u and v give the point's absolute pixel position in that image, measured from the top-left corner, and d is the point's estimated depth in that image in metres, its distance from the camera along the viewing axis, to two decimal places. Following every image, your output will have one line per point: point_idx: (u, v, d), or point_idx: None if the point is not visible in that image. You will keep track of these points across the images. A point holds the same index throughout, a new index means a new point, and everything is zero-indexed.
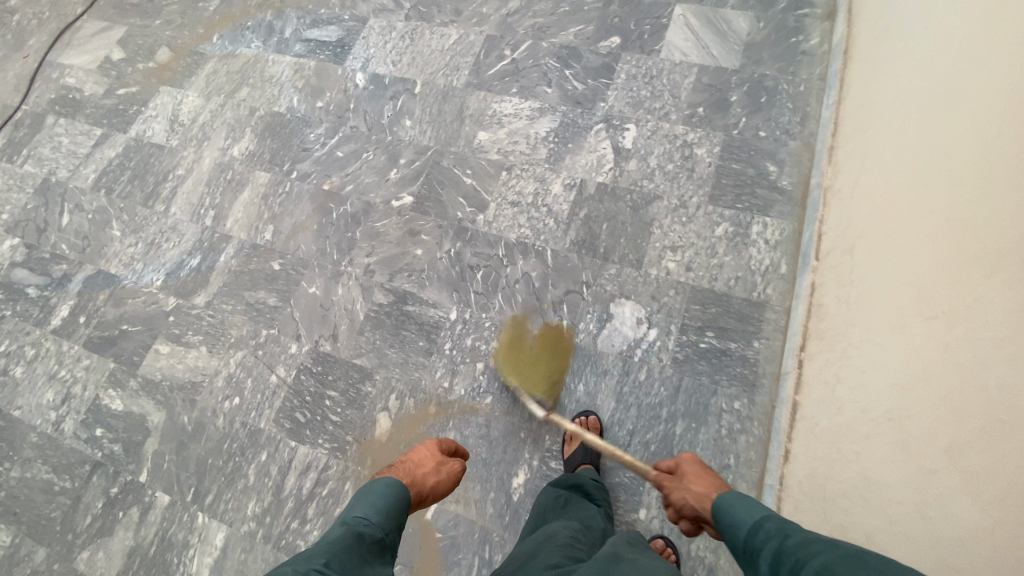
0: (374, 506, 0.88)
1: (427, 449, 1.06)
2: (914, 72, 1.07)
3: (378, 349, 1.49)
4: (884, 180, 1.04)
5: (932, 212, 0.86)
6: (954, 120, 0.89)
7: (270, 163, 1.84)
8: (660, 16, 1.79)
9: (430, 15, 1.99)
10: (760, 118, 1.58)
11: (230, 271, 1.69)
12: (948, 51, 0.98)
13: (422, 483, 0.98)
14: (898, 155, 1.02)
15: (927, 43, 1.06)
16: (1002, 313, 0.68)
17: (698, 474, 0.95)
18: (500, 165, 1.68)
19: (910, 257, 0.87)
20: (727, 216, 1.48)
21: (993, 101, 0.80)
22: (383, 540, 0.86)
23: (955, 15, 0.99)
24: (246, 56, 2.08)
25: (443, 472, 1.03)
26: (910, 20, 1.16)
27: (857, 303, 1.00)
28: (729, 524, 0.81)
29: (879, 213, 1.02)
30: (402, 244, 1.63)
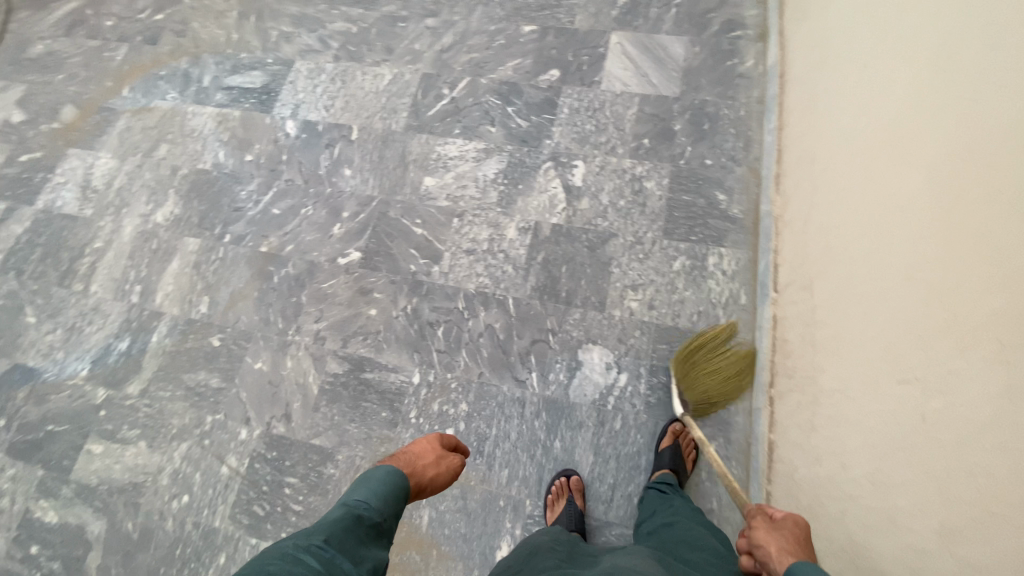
0: (373, 491, 0.92)
1: (430, 442, 1.08)
2: (856, 102, 1.05)
3: (337, 426, 1.40)
4: (841, 216, 1.01)
5: (892, 260, 0.83)
6: (899, 162, 0.86)
7: (199, 228, 1.70)
8: (597, 45, 1.77)
9: (361, 55, 1.90)
10: (705, 145, 1.58)
11: (166, 353, 1.55)
12: (886, 84, 0.95)
13: (421, 473, 1.00)
14: (851, 190, 0.99)
15: (866, 71, 1.03)
16: (980, 388, 0.63)
17: (798, 539, 0.81)
18: (451, 212, 1.62)
19: (878, 307, 0.84)
20: (683, 249, 1.47)
21: (937, 150, 0.77)
22: (381, 525, 0.90)
23: (889, 47, 0.97)
24: (162, 109, 1.92)
25: (443, 465, 1.04)
26: (844, 47, 1.15)
27: (830, 349, 0.97)
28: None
29: (841, 252, 0.99)
30: (353, 305, 1.53)
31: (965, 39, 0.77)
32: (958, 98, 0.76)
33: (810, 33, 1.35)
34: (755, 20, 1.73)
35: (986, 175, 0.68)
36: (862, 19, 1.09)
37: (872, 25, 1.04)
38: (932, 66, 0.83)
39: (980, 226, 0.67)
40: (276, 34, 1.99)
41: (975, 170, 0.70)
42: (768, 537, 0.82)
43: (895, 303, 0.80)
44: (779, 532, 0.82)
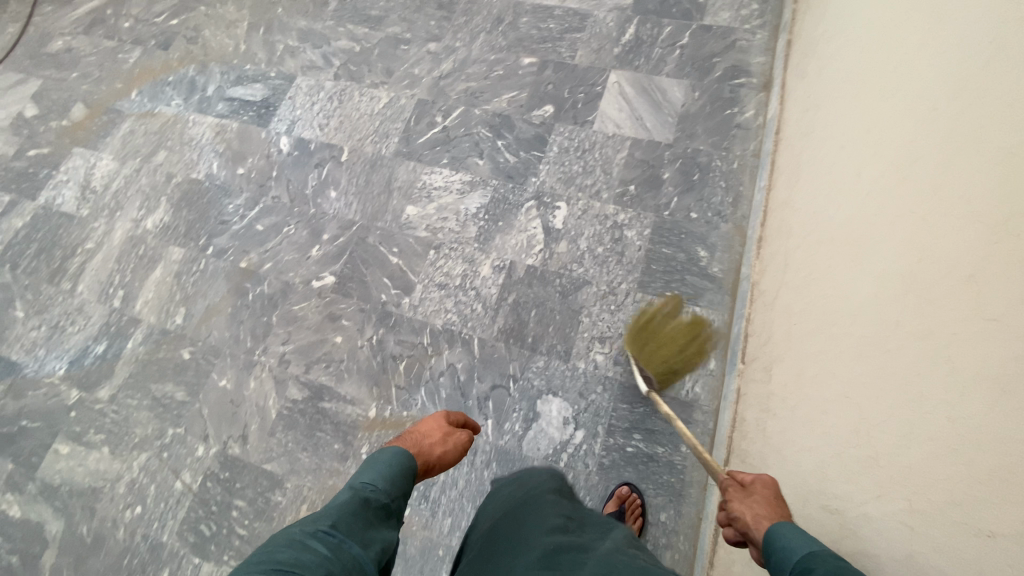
0: (379, 475, 0.83)
1: (435, 422, 1.03)
2: (827, 178, 0.99)
3: (290, 453, 1.41)
4: (803, 298, 0.97)
5: (833, 366, 0.79)
6: (854, 259, 0.81)
7: (185, 237, 1.73)
8: (595, 83, 1.74)
9: (361, 75, 1.90)
10: (693, 197, 1.53)
11: (138, 360, 1.58)
12: (854, 168, 0.90)
13: (428, 452, 0.95)
14: (814, 273, 0.95)
15: (840, 148, 0.97)
16: (889, 545, 0.60)
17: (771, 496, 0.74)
18: (428, 244, 1.60)
19: (816, 412, 0.80)
20: (656, 305, 1.43)
21: (888, 260, 0.72)
22: (389, 506, 0.81)
23: (864, 127, 0.90)
24: (166, 115, 1.96)
25: (450, 443, 0.99)
26: (829, 116, 1.08)
27: (775, 440, 0.93)
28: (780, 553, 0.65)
29: (798, 337, 0.95)
30: (321, 330, 1.54)
31: (930, 142, 0.71)
32: (913, 209, 0.70)
33: (806, 93, 1.28)
34: (761, 68, 1.67)
35: (927, 306, 0.63)
36: (847, 89, 1.02)
37: (855, 96, 0.97)
38: (897, 163, 0.77)
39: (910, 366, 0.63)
40: (282, 47, 2.01)
41: (916, 297, 0.65)
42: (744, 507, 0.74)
43: (832, 412, 0.76)
44: (750, 498, 0.75)
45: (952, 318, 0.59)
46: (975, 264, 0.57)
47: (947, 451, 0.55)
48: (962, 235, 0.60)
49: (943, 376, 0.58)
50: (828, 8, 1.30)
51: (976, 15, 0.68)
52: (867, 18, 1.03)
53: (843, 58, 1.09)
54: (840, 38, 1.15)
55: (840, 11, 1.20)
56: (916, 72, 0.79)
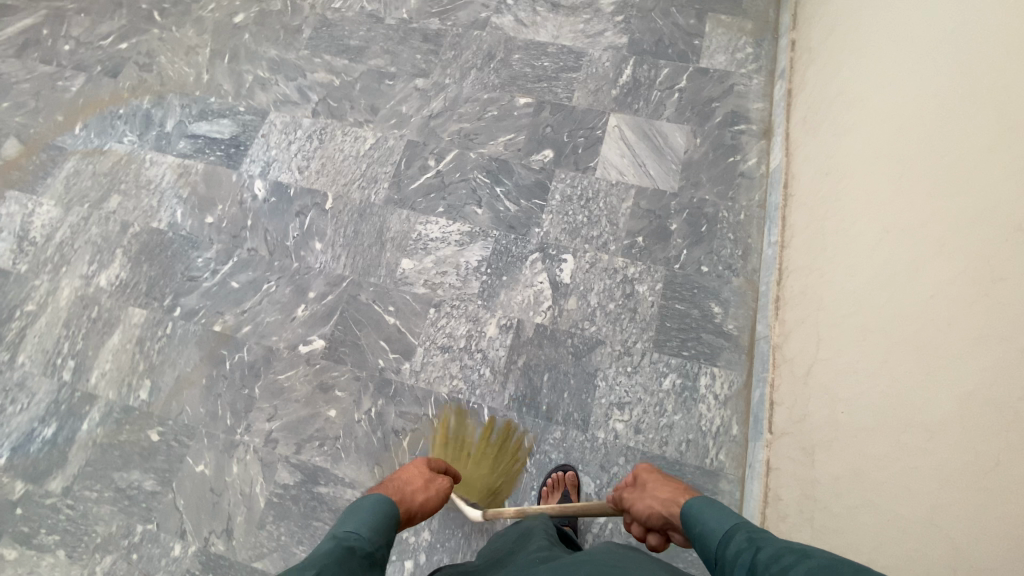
0: (364, 521, 0.77)
1: (416, 468, 0.99)
2: (874, 228, 0.98)
3: (284, 547, 1.26)
4: (857, 352, 0.94)
5: (922, 430, 0.75)
6: (925, 366, 0.77)
7: (146, 297, 1.54)
8: (594, 126, 1.68)
9: (342, 112, 1.76)
10: (702, 250, 1.50)
11: (97, 445, 1.38)
12: (910, 218, 0.88)
13: (411, 499, 0.90)
14: (869, 324, 0.92)
15: (888, 196, 0.96)
16: None
17: (660, 484, 0.94)
18: (428, 301, 1.49)
19: (905, 479, 0.76)
20: (674, 365, 1.38)
21: (975, 381, 0.68)
22: (375, 554, 0.74)
23: (911, 195, 0.89)
24: (117, 153, 1.74)
25: (432, 488, 0.95)
26: (859, 178, 1.07)
27: (842, 506, 0.88)
28: (697, 535, 0.75)
29: (855, 394, 0.91)
30: (312, 403, 1.39)
31: (1016, 258, 0.67)
32: (1005, 330, 0.66)
33: (822, 153, 1.27)
34: (760, 114, 1.66)
35: None
36: (885, 166, 0.99)
37: (898, 144, 0.97)
38: (970, 269, 0.73)
39: None
40: (251, 79, 1.84)
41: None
42: (642, 499, 0.94)
43: (921, 539, 0.71)
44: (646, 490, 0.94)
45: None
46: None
47: None
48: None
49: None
50: (841, 68, 1.29)
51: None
52: (903, 95, 1.00)
53: (872, 129, 1.08)
54: (863, 107, 1.14)
55: (860, 76, 1.19)
56: (984, 171, 0.75)
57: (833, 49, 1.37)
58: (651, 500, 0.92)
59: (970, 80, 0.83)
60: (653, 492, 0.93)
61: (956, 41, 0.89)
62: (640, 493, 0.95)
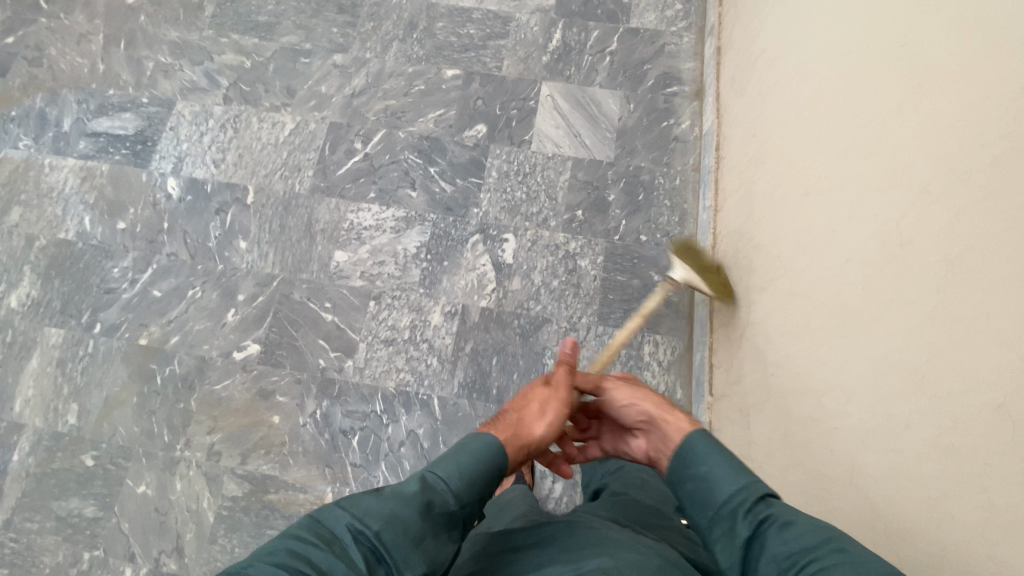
0: (459, 468, 0.72)
1: (541, 387, 0.90)
2: (797, 189, 0.97)
3: (239, 559, 1.24)
4: (785, 316, 0.94)
5: (842, 391, 0.76)
6: (843, 330, 0.78)
7: (62, 315, 1.43)
8: (526, 96, 1.61)
9: (257, 96, 1.64)
10: (640, 219, 1.49)
11: (27, 477, 1.30)
12: (827, 179, 0.87)
13: (529, 435, 0.82)
14: (793, 288, 0.93)
15: (808, 155, 0.95)
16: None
17: (649, 391, 0.89)
18: (367, 294, 1.44)
19: (831, 440, 0.78)
20: (618, 338, 1.38)
21: (887, 342, 0.69)
22: (457, 512, 0.70)
23: (826, 156, 0.88)
24: (12, 159, 1.58)
25: (546, 421, 0.85)
26: (782, 137, 1.06)
27: (778, 466, 0.91)
28: (701, 476, 0.71)
29: (785, 358, 0.93)
30: (254, 411, 1.34)
31: (923, 220, 0.66)
32: (913, 294, 0.66)
33: (748, 114, 1.25)
34: (692, 74, 1.63)
35: (946, 412, 0.60)
36: (806, 125, 0.97)
37: (815, 102, 0.95)
38: (879, 232, 0.73)
39: (941, 389, 0.60)
40: (152, 65, 1.68)
41: (931, 398, 0.62)
42: (631, 395, 0.89)
43: (845, 498, 0.73)
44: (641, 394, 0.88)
45: (976, 436, 0.56)
46: (996, 381, 0.54)
47: (1001, 480, 0.52)
48: (975, 347, 0.57)
49: (974, 500, 0.55)
50: (766, 23, 1.25)
51: (966, 87, 0.63)
52: (818, 49, 0.98)
53: (792, 86, 1.06)
54: (783, 64, 1.12)
55: (783, 30, 1.15)
56: (893, 131, 0.74)
57: (758, 3, 1.32)
58: (638, 402, 0.87)
59: (881, 32, 0.80)
60: (641, 396, 0.88)
61: None
62: (629, 392, 0.89)
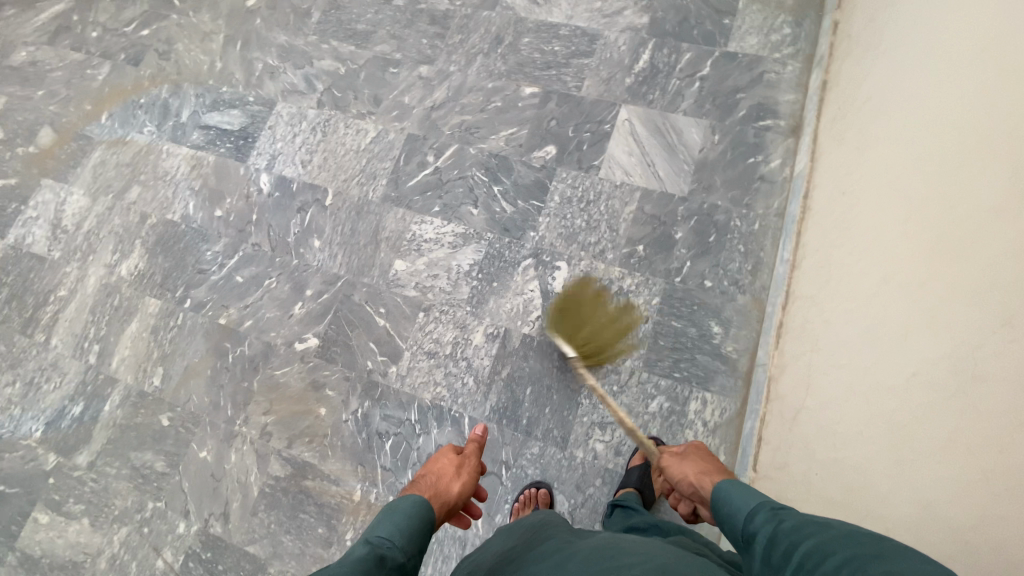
0: (397, 526, 0.79)
1: (450, 454, 1.01)
2: (873, 271, 0.88)
3: (273, 536, 1.35)
4: (838, 408, 0.87)
5: (900, 513, 0.70)
6: (910, 446, 0.71)
7: (160, 287, 1.63)
8: (602, 120, 1.56)
9: (346, 102, 1.73)
10: (706, 262, 1.38)
11: (117, 425, 1.51)
12: (912, 272, 0.79)
13: (446, 491, 0.92)
14: (853, 380, 0.85)
15: (892, 236, 0.86)
16: None
17: (700, 457, 0.96)
18: (418, 305, 1.48)
19: None
20: (663, 388, 1.31)
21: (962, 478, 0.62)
22: (405, 565, 0.76)
23: (915, 244, 0.80)
24: (139, 143, 1.81)
25: (464, 475, 0.97)
26: (866, 206, 0.96)
27: None
28: (725, 514, 0.77)
29: (832, 453, 0.85)
30: (304, 401, 1.45)
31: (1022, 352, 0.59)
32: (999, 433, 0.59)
33: (837, 168, 1.14)
34: (791, 108, 1.48)
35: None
36: (896, 201, 0.88)
37: (910, 177, 0.86)
38: (966, 351, 0.66)
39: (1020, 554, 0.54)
40: (261, 66, 1.83)
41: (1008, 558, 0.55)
42: (680, 465, 0.96)
43: None
44: (686, 461, 0.96)
45: None
46: None
47: None
48: None
49: None
50: (874, 68, 1.11)
51: None
52: (922, 116, 0.88)
53: (887, 150, 0.95)
54: (880, 122, 1.01)
55: (889, 83, 1.02)
56: (1001, 240, 0.65)
57: (871, 41, 1.17)
58: (686, 470, 0.94)
59: (999, 118, 0.71)
60: (691, 463, 0.95)
61: (989, 66, 0.76)
62: (679, 462, 0.97)
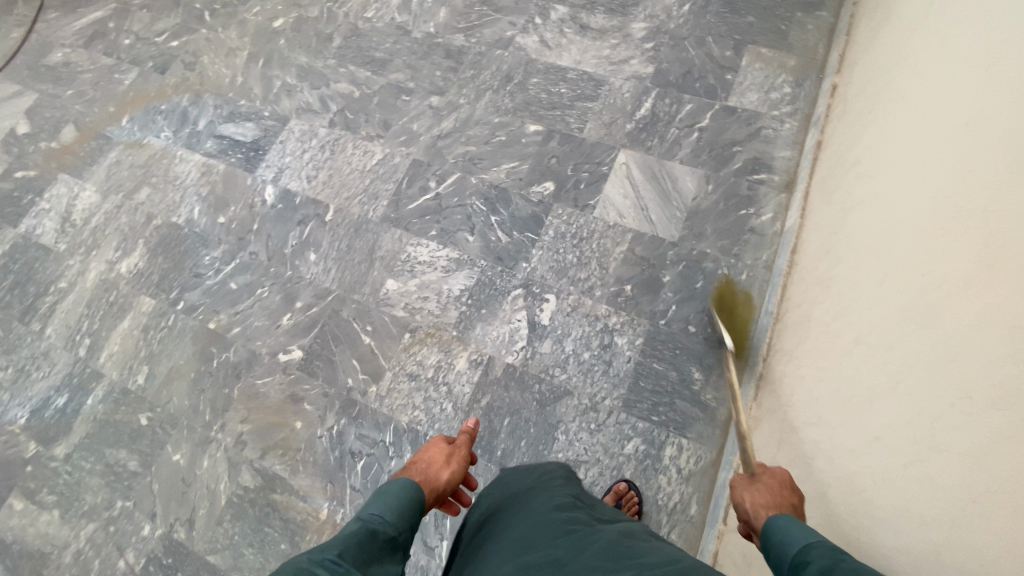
0: (388, 505, 0.79)
1: (440, 444, 1.02)
2: (847, 327, 0.89)
3: (235, 547, 1.33)
4: (807, 463, 0.87)
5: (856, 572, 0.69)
6: (872, 508, 0.70)
7: (157, 288, 1.66)
8: (601, 161, 1.60)
9: (357, 124, 1.79)
10: (692, 307, 1.40)
11: (96, 420, 1.51)
12: (882, 331, 0.80)
13: (435, 478, 0.93)
14: (822, 436, 0.85)
15: (867, 294, 0.87)
16: None
17: (776, 489, 0.77)
18: (405, 326, 1.50)
19: None
20: (640, 430, 1.31)
21: (916, 542, 0.62)
22: (397, 539, 0.77)
23: (887, 303, 0.81)
24: (154, 147, 1.88)
25: (453, 463, 0.98)
26: (846, 264, 0.98)
27: None
28: (775, 548, 0.67)
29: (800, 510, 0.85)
30: (282, 412, 1.45)
31: (973, 418, 0.59)
32: (952, 497, 0.59)
33: (825, 226, 1.16)
34: (785, 164, 1.51)
35: None
36: (873, 261, 0.90)
37: (887, 238, 0.88)
38: (925, 412, 0.66)
39: None
40: (280, 84, 1.91)
41: None
42: (746, 489, 0.78)
43: None
44: (755, 484, 0.78)
45: None
46: None
47: None
48: None
49: None
50: (865, 131, 1.14)
51: None
52: (902, 181, 0.91)
53: (869, 211, 0.98)
54: (866, 184, 1.04)
55: (876, 148, 1.06)
56: (962, 304, 0.67)
57: (865, 108, 1.20)
58: (747, 498, 0.77)
59: (969, 189, 0.73)
60: (758, 493, 0.77)
61: (964, 139, 0.79)
62: (746, 485, 0.79)
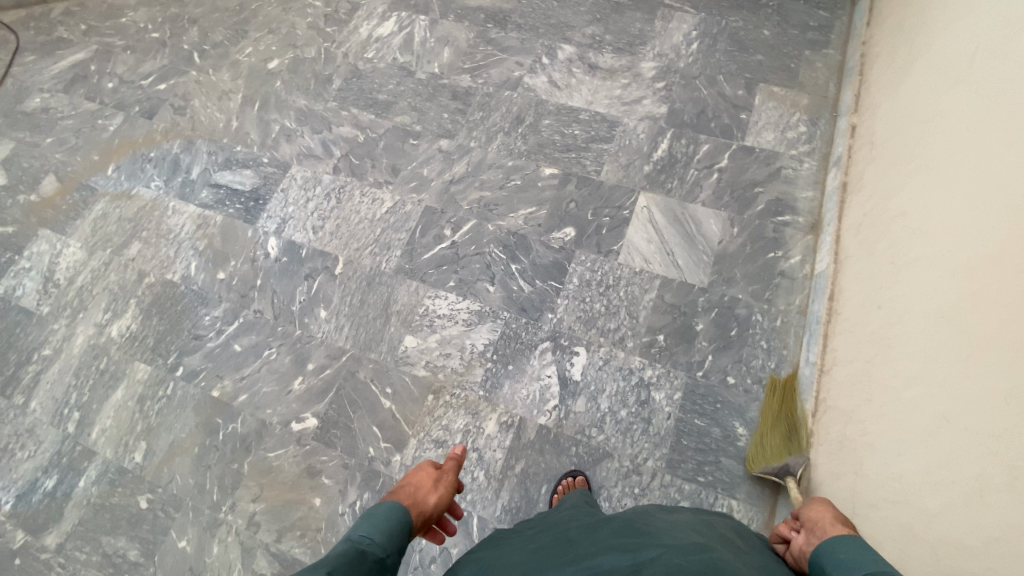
0: (376, 526, 0.78)
1: (428, 467, 0.96)
2: (930, 402, 0.86)
3: None
4: (898, 546, 0.84)
5: None
6: None
7: (152, 353, 1.54)
8: (621, 205, 1.56)
9: (363, 170, 1.72)
10: (729, 357, 1.35)
11: (89, 505, 1.38)
12: (976, 416, 0.77)
13: (423, 502, 0.88)
14: (916, 520, 0.82)
15: (948, 368, 0.84)
16: None
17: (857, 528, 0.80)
18: (427, 386, 1.41)
19: None
20: (687, 492, 1.25)
21: None
22: (385, 562, 0.75)
23: (976, 385, 0.78)
24: (143, 198, 1.76)
25: (442, 487, 0.93)
26: (913, 329, 0.95)
27: None
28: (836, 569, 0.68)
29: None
30: (298, 488, 1.34)
31: None
32: None
33: (872, 278, 1.14)
34: (809, 205, 1.50)
35: None
36: (949, 332, 0.87)
37: (962, 309, 0.85)
38: None
39: None
40: (278, 128, 1.82)
41: None
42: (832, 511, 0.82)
43: None
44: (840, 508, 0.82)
45: None
46: None
47: None
48: None
49: None
50: (908, 182, 1.12)
51: None
52: (972, 248, 0.88)
53: (932, 274, 0.95)
54: (922, 241, 1.01)
55: (928, 203, 1.03)
56: None
57: (901, 156, 1.18)
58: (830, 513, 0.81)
59: None
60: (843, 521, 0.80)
61: None
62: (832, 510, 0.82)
